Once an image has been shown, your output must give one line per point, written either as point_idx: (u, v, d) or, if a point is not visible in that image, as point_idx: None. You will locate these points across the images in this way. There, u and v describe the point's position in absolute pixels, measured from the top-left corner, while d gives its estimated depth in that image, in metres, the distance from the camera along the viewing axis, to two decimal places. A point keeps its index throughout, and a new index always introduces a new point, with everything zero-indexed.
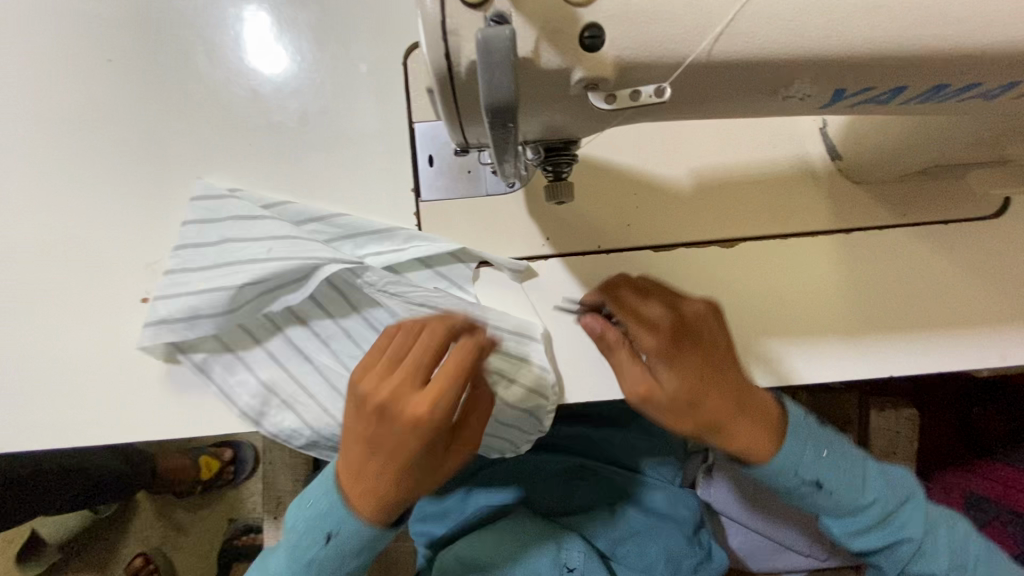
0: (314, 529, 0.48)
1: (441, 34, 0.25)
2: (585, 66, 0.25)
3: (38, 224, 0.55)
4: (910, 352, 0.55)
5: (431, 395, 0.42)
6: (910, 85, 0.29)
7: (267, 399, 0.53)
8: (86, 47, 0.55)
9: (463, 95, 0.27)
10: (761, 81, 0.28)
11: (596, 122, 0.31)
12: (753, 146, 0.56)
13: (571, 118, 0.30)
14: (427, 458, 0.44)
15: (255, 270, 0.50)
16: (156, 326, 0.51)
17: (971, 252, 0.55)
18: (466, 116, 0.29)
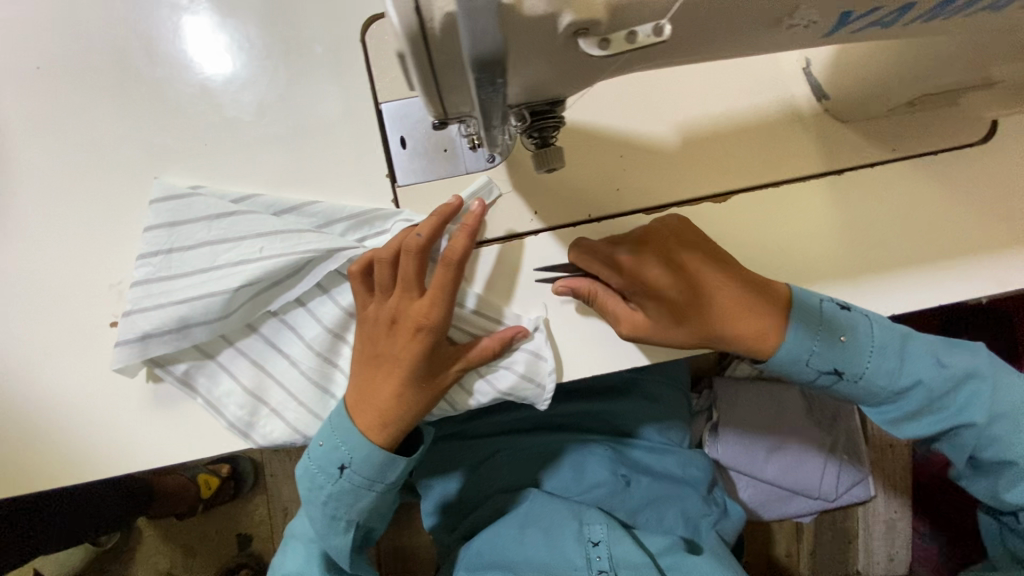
0: (337, 498, 0.48)
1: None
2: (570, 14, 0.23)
3: None
4: (911, 289, 0.54)
5: (419, 319, 0.45)
6: (919, 3, 0.27)
7: (255, 408, 0.49)
8: (9, 55, 0.50)
9: (439, 52, 0.24)
10: (763, 8, 0.25)
11: (585, 75, 0.28)
12: (737, 93, 0.54)
13: (561, 73, 0.27)
14: (430, 363, 0.47)
15: (244, 270, 0.47)
16: (136, 339, 0.47)
17: (961, 181, 0.54)
18: (445, 80, 0.26)
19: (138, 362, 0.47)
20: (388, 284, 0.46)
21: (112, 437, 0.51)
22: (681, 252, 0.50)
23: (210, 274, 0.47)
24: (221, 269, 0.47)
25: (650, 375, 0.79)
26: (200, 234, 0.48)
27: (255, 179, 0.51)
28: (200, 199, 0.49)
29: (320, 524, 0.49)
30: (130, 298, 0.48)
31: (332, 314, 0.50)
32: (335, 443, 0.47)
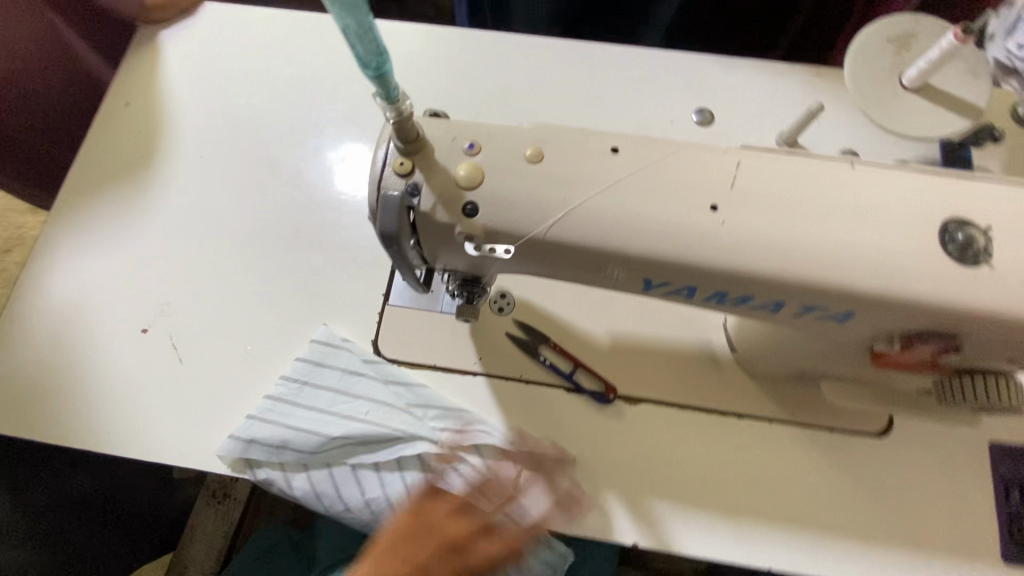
0: None
1: (381, 173, 0.39)
2: (460, 187, 0.38)
3: (91, 252, 0.71)
4: (781, 541, 0.59)
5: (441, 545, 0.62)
6: (702, 288, 0.39)
7: (221, 416, 0.64)
8: (189, 146, 0.76)
9: (420, 226, 0.39)
10: (590, 263, 0.39)
11: (467, 265, 0.45)
12: (666, 325, 0.66)
13: (438, 241, 0.39)
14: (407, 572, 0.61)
15: (246, 310, 0.68)
16: (156, 341, 0.67)
17: (848, 462, 0.61)
18: (428, 245, 0.40)
19: (146, 355, 0.66)
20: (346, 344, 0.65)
21: (94, 412, 0.64)
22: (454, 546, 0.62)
23: (219, 309, 0.68)
24: (228, 308, 0.68)
25: None
26: (243, 294, 0.69)
27: (282, 254, 0.71)
28: (235, 260, 0.71)
29: None
30: (157, 312, 0.68)
31: (302, 394, 0.62)
32: (276, 448, 0.60)
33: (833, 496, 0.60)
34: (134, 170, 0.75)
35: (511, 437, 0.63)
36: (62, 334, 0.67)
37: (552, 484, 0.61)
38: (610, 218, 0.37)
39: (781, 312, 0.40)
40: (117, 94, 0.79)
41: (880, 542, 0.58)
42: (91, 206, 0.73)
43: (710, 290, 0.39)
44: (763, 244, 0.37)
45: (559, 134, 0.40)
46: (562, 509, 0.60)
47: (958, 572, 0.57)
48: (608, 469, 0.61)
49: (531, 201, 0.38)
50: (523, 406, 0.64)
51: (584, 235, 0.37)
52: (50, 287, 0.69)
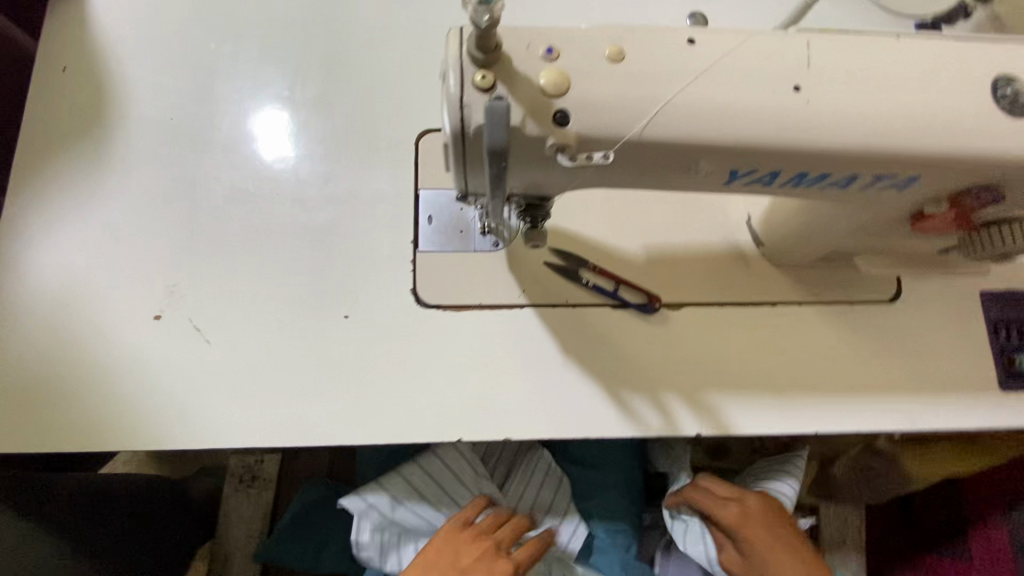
0: None
1: (458, 90, 0.36)
2: (548, 95, 0.36)
3: (66, 243, 0.63)
4: (826, 408, 0.64)
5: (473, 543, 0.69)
6: (783, 171, 0.40)
7: (264, 393, 0.61)
8: (154, 110, 0.68)
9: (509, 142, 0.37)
10: (680, 158, 0.39)
11: (538, 185, 0.43)
12: (695, 231, 0.68)
13: (525, 158, 0.38)
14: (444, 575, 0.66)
15: (265, 279, 0.64)
16: (173, 327, 0.62)
17: (874, 329, 0.67)
18: (514, 164, 0.39)
19: (164, 343, 0.61)
20: (378, 308, 0.64)
21: (122, 411, 0.59)
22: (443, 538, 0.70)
23: (234, 282, 0.63)
24: (245, 280, 0.64)
25: (599, 470, 0.84)
26: (257, 263, 0.64)
27: (290, 216, 0.66)
28: (240, 229, 0.65)
29: None
30: (164, 296, 0.62)
31: (421, 475, 0.75)
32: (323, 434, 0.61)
33: (864, 360, 0.66)
34: (93, 144, 0.66)
35: (568, 360, 0.64)
36: (57, 334, 0.60)
37: (614, 396, 0.63)
38: (698, 110, 0.37)
39: (852, 185, 0.43)
40: (49, 58, 0.68)
41: (908, 392, 0.65)
42: (52, 191, 0.64)
43: (792, 171, 0.40)
44: (842, 118, 0.39)
45: (632, 30, 0.38)
46: (628, 417, 0.63)
47: (973, 404, 0.65)
48: (664, 373, 0.64)
49: (621, 101, 0.37)
50: (573, 330, 0.64)
51: (677, 130, 0.37)
52: (27, 283, 0.61)
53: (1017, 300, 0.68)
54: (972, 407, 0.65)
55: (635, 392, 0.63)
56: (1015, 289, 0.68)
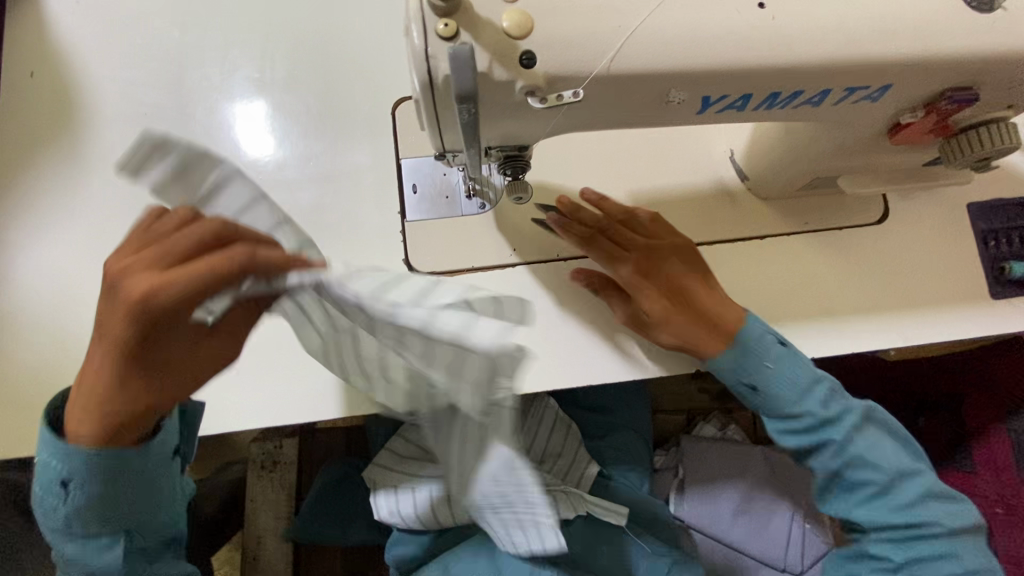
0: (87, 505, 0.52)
1: (422, 43, 0.36)
2: (513, 38, 0.36)
3: (59, 247, 0.63)
4: (822, 334, 0.65)
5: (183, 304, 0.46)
6: (754, 93, 0.41)
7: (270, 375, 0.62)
8: (127, 105, 0.67)
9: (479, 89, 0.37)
10: (650, 89, 0.39)
11: (515, 134, 0.43)
12: (680, 173, 0.68)
13: (497, 104, 0.38)
14: (102, 356, 0.49)
15: None
16: None
17: (864, 251, 0.67)
18: (486, 112, 0.39)
19: None
20: None
21: None
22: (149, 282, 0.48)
23: None
24: None
25: (607, 421, 0.86)
26: None
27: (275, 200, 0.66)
28: None
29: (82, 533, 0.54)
30: None
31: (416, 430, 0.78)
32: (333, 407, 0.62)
33: (856, 283, 0.66)
34: (70, 145, 0.66)
35: (564, 312, 0.64)
36: (61, 337, 0.61)
37: (613, 343, 0.64)
38: (664, 37, 0.37)
39: (825, 101, 0.43)
40: (15, 64, 0.68)
41: (902, 310, 0.66)
42: (37, 197, 0.64)
43: (764, 91, 0.40)
44: (809, 32, 0.38)
45: None
46: (629, 362, 0.64)
47: (966, 315, 0.66)
48: None
49: (587, 37, 0.37)
50: (569, 284, 0.65)
51: (645, 61, 0.37)
52: (23, 291, 0.62)
53: (1004, 208, 0.68)
54: (965, 318, 0.66)
55: (633, 337, 0.64)
56: (1002, 198, 0.68)
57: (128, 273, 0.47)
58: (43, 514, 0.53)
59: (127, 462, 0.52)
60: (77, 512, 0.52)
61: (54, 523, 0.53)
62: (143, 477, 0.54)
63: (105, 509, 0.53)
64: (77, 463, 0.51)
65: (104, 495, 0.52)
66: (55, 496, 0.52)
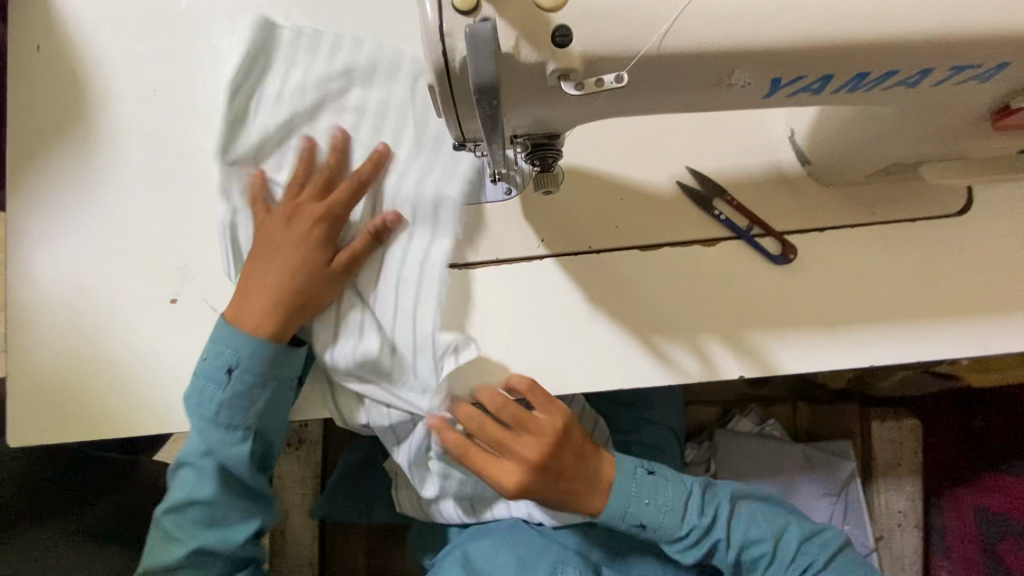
0: (239, 396, 0.56)
1: (435, 17, 0.30)
2: (543, 9, 0.30)
3: (73, 233, 0.62)
4: (887, 340, 0.58)
5: (313, 217, 0.57)
6: (836, 74, 0.34)
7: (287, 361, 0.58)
8: (136, 82, 0.64)
9: (504, 70, 0.31)
10: (709, 70, 0.33)
11: (544, 122, 0.37)
12: (730, 155, 0.61)
13: (523, 90, 0.32)
14: (277, 272, 0.56)
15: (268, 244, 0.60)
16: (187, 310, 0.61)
17: (941, 246, 0.59)
18: (511, 100, 0.33)
19: (180, 329, 0.60)
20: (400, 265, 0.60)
21: (152, 396, 0.60)
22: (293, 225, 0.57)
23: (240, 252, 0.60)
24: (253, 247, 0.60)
25: (638, 417, 0.82)
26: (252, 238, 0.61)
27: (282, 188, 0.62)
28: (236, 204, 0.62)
29: (219, 429, 0.56)
30: (173, 280, 0.61)
31: None
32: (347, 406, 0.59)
33: (931, 283, 0.59)
34: (80, 126, 0.63)
35: (595, 310, 0.59)
36: (77, 326, 0.60)
37: (648, 344, 0.59)
38: (729, 6, 0.31)
39: (921, 82, 0.36)
40: (21, 37, 0.64)
41: (983, 314, 0.58)
42: (49, 180, 0.62)
43: (849, 70, 0.33)
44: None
45: None
46: (665, 365, 0.58)
47: None
48: (700, 314, 0.59)
49: (634, 7, 0.30)
50: (600, 278, 0.59)
51: (703, 36, 0.31)
52: (37, 278, 0.61)
53: None
54: None
55: (671, 338, 0.59)
56: None
57: (293, 209, 0.58)
58: (194, 398, 0.56)
59: (276, 363, 0.56)
60: (230, 401, 0.56)
61: (203, 413, 0.56)
62: (281, 386, 0.57)
63: (249, 407, 0.56)
64: (245, 351, 0.55)
65: (256, 393, 0.56)
66: (215, 381, 0.55)
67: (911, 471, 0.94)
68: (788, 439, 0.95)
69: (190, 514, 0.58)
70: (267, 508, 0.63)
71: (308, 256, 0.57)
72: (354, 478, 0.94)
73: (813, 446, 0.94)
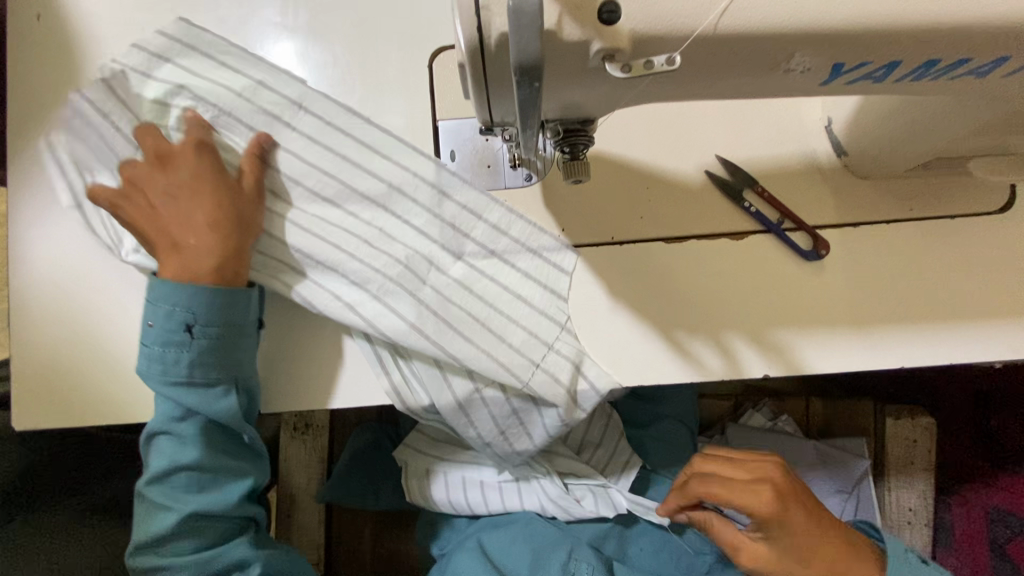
0: (205, 355, 0.51)
1: None
2: None
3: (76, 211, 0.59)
4: (919, 341, 0.56)
5: (192, 163, 0.52)
6: (903, 61, 0.31)
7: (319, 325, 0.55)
8: None
9: (545, 48, 0.29)
10: (767, 54, 0.30)
11: (579, 106, 0.35)
12: (762, 145, 0.58)
13: (563, 71, 0.30)
14: (183, 223, 0.51)
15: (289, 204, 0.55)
16: None
17: (981, 245, 0.56)
18: (549, 82, 0.31)
19: None
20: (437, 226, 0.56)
21: None
22: (159, 176, 0.52)
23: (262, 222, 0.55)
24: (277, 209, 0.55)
25: (652, 411, 0.81)
26: None
27: None
28: None
29: (189, 390, 0.51)
30: None
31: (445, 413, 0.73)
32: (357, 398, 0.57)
33: (968, 283, 0.56)
34: None
35: (617, 303, 0.57)
36: (83, 308, 0.58)
37: (671, 340, 0.57)
38: None
39: (992, 72, 0.33)
40: (20, 4, 0.61)
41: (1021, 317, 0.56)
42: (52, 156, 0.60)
43: (918, 57, 0.31)
44: None
45: None
46: (688, 362, 0.56)
47: None
48: (725, 310, 0.57)
49: None
50: (623, 270, 0.57)
51: (764, 16, 0.28)
52: (40, 257, 0.59)
53: None
54: None
55: (694, 334, 0.57)
56: None
57: (163, 160, 0.52)
58: (149, 367, 0.51)
59: (233, 307, 0.52)
60: (193, 357, 0.51)
61: (166, 374, 0.51)
62: (241, 333, 0.52)
63: (215, 359, 0.51)
64: (199, 299, 0.50)
65: (218, 345, 0.51)
66: (173, 343, 0.50)
67: (924, 469, 0.92)
68: (801, 435, 0.93)
69: (178, 480, 0.53)
70: (260, 465, 0.58)
71: (203, 191, 0.52)
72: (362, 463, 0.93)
73: (827, 442, 0.93)
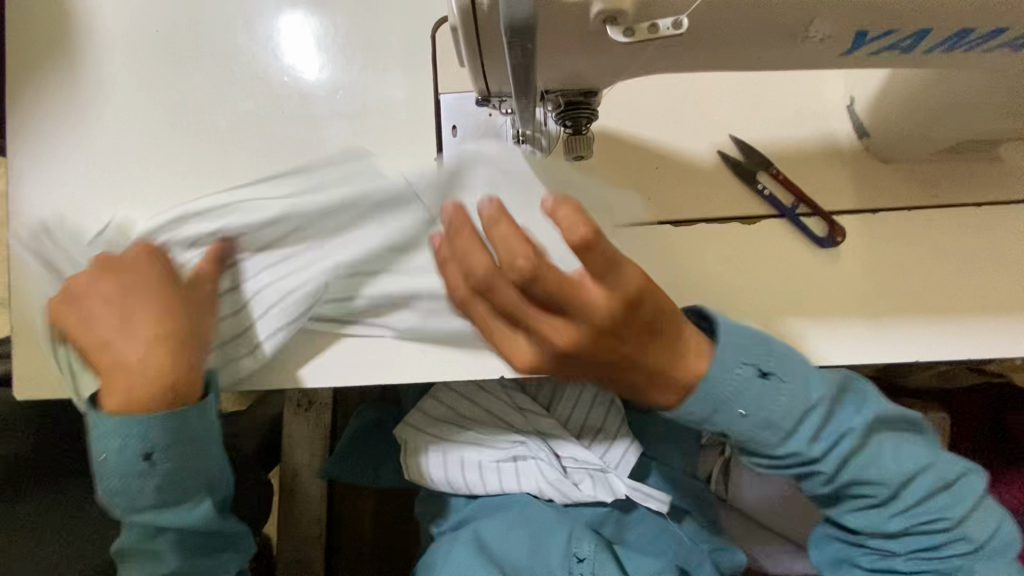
0: (170, 478, 0.47)
1: None
2: None
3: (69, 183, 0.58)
4: (937, 334, 0.53)
5: (109, 268, 0.50)
6: (934, 29, 0.29)
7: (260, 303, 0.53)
8: (140, 24, 0.59)
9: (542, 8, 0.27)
10: (782, 18, 0.28)
11: (581, 76, 0.33)
12: (778, 125, 0.55)
13: (561, 34, 0.28)
14: (119, 346, 0.47)
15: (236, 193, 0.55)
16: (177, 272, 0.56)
17: (1007, 235, 0.54)
18: (546, 46, 0.29)
19: None
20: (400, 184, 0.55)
21: None
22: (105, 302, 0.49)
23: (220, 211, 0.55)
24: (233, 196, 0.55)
25: None
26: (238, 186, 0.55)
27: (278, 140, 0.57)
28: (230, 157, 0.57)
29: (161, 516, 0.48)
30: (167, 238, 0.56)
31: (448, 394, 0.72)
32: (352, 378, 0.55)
33: (992, 275, 0.53)
34: (79, 68, 0.59)
35: None
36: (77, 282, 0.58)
37: None
38: None
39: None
40: None
41: None
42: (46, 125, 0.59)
43: (950, 24, 0.28)
44: None
45: None
46: None
47: None
48: (733, 297, 0.55)
49: None
50: (627, 254, 0.55)
51: None
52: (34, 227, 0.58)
53: None
54: None
55: None
56: None
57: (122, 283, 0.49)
58: (114, 497, 0.47)
59: (190, 424, 0.47)
60: (158, 481, 0.47)
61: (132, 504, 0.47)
62: (203, 440, 0.48)
63: (178, 480, 0.48)
64: (158, 429, 0.46)
65: (181, 465, 0.47)
66: (134, 475, 0.46)
67: None
68: None
69: None
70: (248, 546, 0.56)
71: (139, 317, 0.48)
72: (363, 442, 0.93)
73: None
